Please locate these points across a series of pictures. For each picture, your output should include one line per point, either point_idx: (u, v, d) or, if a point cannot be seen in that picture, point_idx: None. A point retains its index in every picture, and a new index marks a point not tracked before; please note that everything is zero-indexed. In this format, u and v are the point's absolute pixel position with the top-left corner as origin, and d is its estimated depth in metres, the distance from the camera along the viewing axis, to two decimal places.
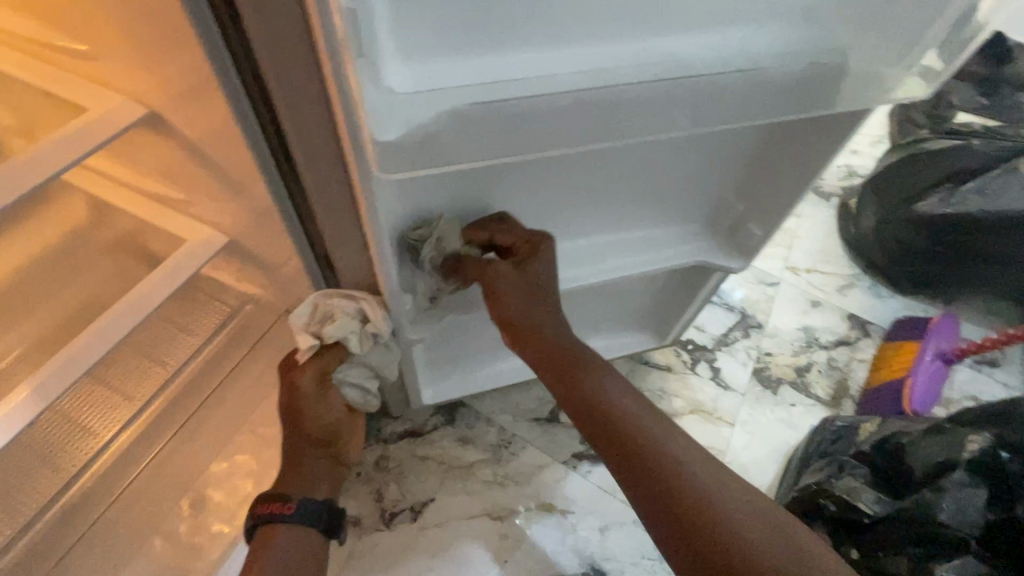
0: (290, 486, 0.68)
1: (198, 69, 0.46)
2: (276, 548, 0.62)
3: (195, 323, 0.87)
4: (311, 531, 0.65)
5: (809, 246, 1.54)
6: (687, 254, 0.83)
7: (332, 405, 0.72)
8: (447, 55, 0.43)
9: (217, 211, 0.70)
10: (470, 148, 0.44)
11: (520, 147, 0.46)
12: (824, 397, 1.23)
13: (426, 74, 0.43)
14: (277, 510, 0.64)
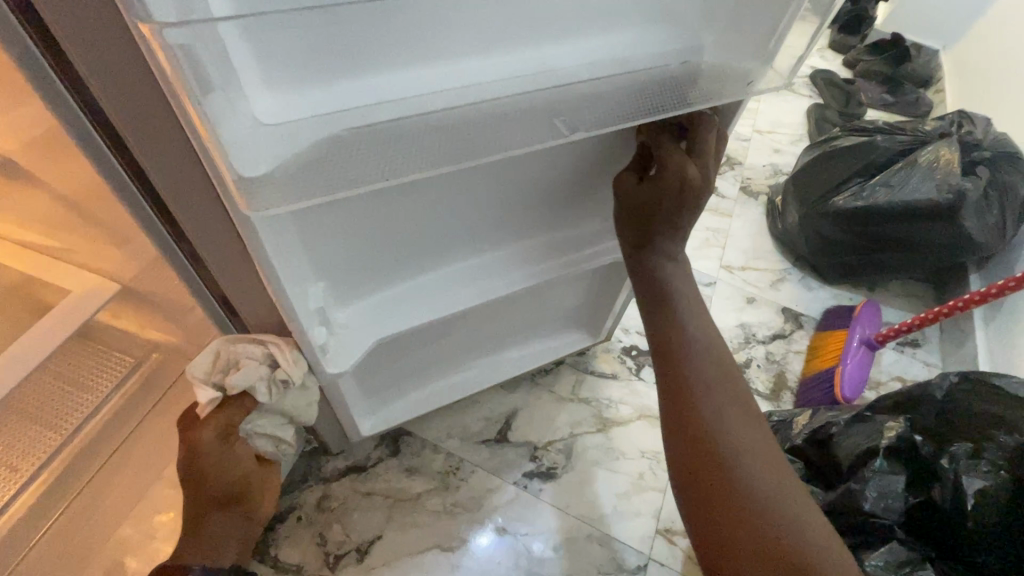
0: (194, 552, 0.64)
1: (40, 109, 0.41)
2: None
3: (93, 379, 0.84)
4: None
5: (742, 244, 1.59)
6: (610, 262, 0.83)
7: (238, 459, 0.66)
8: (314, 82, 0.41)
9: (104, 257, 0.64)
10: (347, 175, 0.42)
11: (401, 170, 0.44)
12: (764, 390, 1.27)
13: (293, 103, 0.41)
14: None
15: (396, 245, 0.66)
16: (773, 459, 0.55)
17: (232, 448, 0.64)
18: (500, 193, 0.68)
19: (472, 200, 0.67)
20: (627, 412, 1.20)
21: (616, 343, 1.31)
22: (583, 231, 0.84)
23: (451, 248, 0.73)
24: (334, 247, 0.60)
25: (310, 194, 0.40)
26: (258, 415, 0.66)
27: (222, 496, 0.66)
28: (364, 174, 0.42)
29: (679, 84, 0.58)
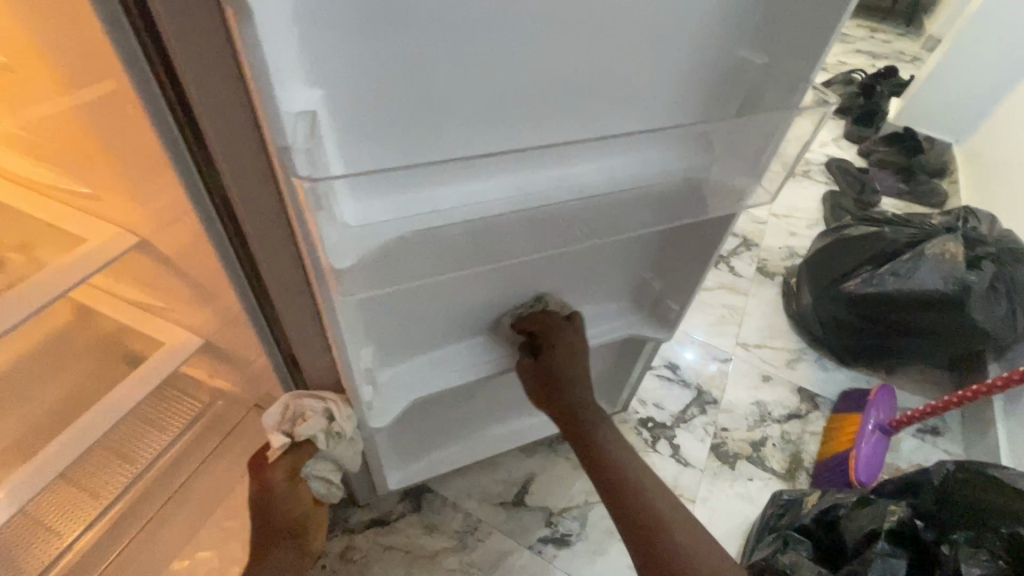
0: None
1: (182, 206, 0.53)
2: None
3: (166, 419, 0.90)
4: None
5: (758, 323, 1.65)
6: (623, 335, 0.90)
7: (301, 498, 0.73)
8: (391, 194, 0.53)
9: (190, 315, 0.75)
10: (410, 270, 0.54)
11: (449, 267, 0.56)
12: (779, 470, 1.29)
13: (372, 210, 0.53)
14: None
15: (436, 319, 0.76)
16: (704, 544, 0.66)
17: (296, 489, 0.72)
18: (529, 277, 0.78)
19: (503, 283, 0.77)
20: None
21: (633, 414, 1.36)
22: (604, 310, 0.92)
23: (483, 322, 0.82)
24: (386, 317, 0.70)
25: (382, 283, 0.53)
26: (319, 461, 0.72)
27: (286, 529, 0.73)
28: (423, 269, 0.55)
29: (688, 192, 0.67)
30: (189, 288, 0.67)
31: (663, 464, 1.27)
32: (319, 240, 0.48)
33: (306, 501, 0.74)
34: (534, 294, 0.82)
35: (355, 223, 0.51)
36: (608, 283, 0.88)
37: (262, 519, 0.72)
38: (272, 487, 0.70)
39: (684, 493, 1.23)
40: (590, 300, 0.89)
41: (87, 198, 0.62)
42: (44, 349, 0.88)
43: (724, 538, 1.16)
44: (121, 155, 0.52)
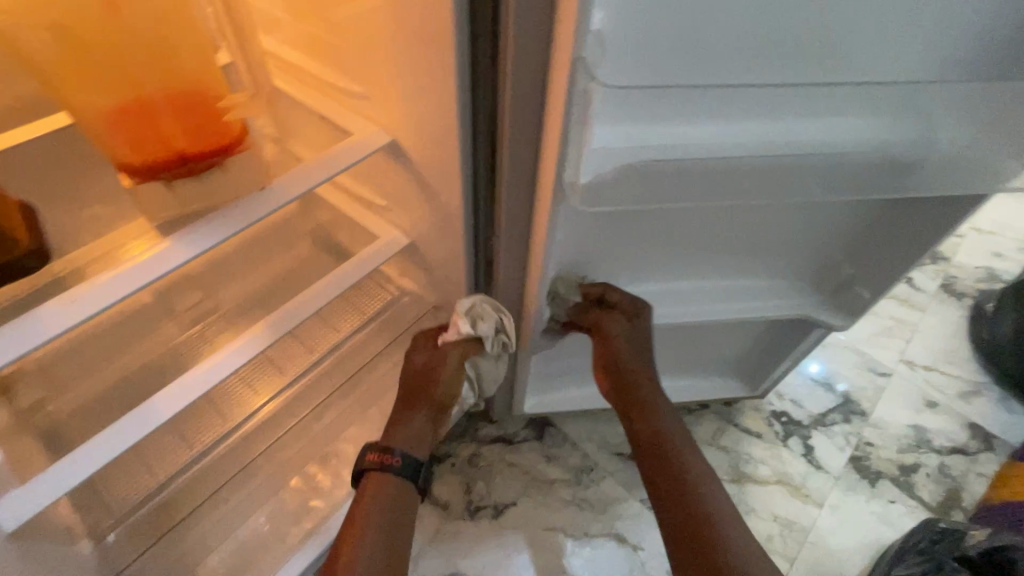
0: (397, 441, 0.79)
1: (446, 104, 0.59)
2: (379, 495, 0.75)
3: (364, 301, 0.96)
4: (409, 482, 0.78)
5: (932, 343, 1.46)
6: (796, 312, 0.86)
7: (450, 388, 0.83)
8: (639, 122, 0.54)
9: (402, 214, 0.84)
10: (634, 195, 0.54)
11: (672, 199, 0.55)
12: (929, 501, 1.17)
13: (619, 134, 0.54)
14: (386, 462, 0.77)
15: (618, 260, 0.78)
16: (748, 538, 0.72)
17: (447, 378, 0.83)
18: (720, 233, 0.76)
19: (692, 235, 0.76)
20: (765, 473, 1.19)
21: (767, 405, 1.30)
22: (781, 284, 0.88)
23: (659, 270, 0.82)
24: (580, 245, 0.74)
25: (626, 201, 0.53)
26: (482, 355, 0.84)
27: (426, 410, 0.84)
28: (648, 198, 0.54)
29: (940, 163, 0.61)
30: (416, 188, 0.76)
31: (793, 462, 1.21)
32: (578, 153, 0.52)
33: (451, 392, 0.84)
34: (717, 254, 0.81)
35: (600, 147, 0.53)
36: (796, 254, 0.83)
37: (411, 394, 0.83)
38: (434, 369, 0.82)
39: (811, 496, 1.16)
40: (770, 270, 0.85)
41: (355, 97, 0.71)
42: (274, 227, 1.04)
43: (851, 551, 1.09)
44: (405, 52, 0.59)
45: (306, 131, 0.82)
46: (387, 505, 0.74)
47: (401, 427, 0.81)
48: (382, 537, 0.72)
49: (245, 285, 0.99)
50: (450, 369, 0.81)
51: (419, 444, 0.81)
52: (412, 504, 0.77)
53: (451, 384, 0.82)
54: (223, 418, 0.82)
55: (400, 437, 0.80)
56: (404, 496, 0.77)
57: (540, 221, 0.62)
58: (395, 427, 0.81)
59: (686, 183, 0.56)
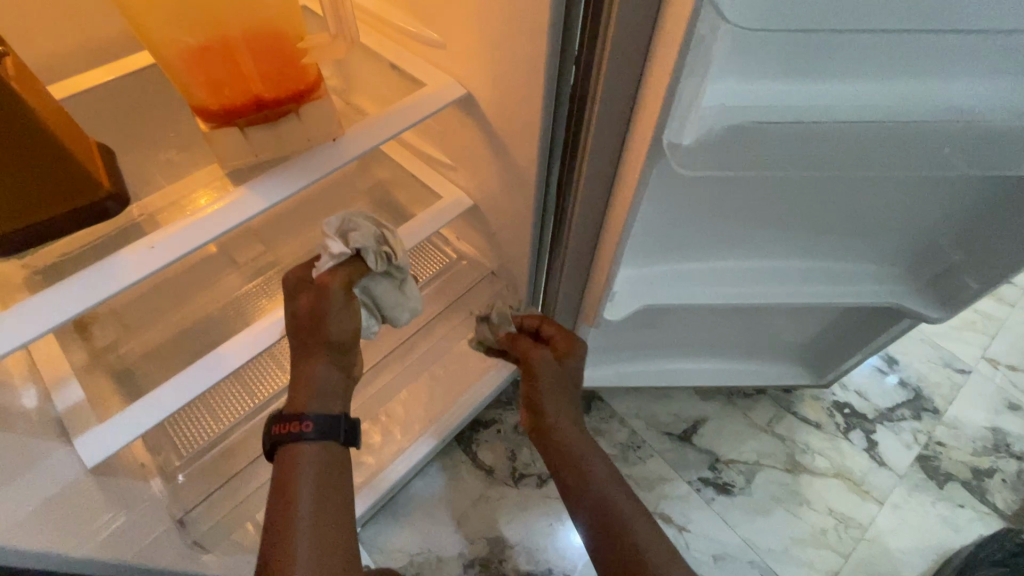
0: (306, 404, 0.62)
1: (534, 52, 0.54)
2: (303, 470, 0.59)
3: (423, 263, 0.96)
4: (335, 443, 0.62)
5: (1019, 341, 1.34)
6: (885, 299, 0.78)
7: (356, 320, 0.66)
8: (759, 76, 0.48)
9: (468, 174, 0.81)
10: (742, 160, 0.48)
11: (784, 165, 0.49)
12: (1003, 509, 1.09)
13: (733, 91, 0.49)
14: (294, 431, 0.60)
15: (696, 233, 0.73)
16: None
17: (350, 307, 0.65)
18: (815, 208, 0.69)
19: (782, 210, 0.70)
20: (822, 464, 1.14)
21: (828, 395, 1.23)
22: (868, 268, 0.80)
23: (738, 246, 0.76)
24: (659, 216, 0.68)
25: (731, 166, 0.48)
26: (373, 278, 0.69)
27: (343, 349, 0.66)
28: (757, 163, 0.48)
29: None
30: (488, 147, 0.72)
31: (854, 456, 1.15)
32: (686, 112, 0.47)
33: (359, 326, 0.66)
34: (805, 232, 0.74)
35: (712, 104, 0.48)
36: (895, 236, 0.76)
37: (302, 330, 0.64)
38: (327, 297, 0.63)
39: (872, 493, 1.10)
40: (861, 251, 0.78)
41: (431, 46, 0.67)
42: (333, 182, 1.03)
43: (912, 553, 1.04)
44: None
45: (374, 83, 0.78)
46: (315, 478, 0.59)
47: (303, 384, 0.63)
48: (315, 513, 0.57)
49: (306, 240, 0.99)
50: (336, 301, 0.63)
51: (337, 399, 0.65)
52: (347, 467, 0.62)
53: (345, 320, 0.65)
54: (285, 369, 0.84)
55: (304, 397, 0.62)
56: (335, 460, 0.61)
57: (626, 189, 0.57)
58: (296, 386, 0.63)
59: (802, 149, 0.49)
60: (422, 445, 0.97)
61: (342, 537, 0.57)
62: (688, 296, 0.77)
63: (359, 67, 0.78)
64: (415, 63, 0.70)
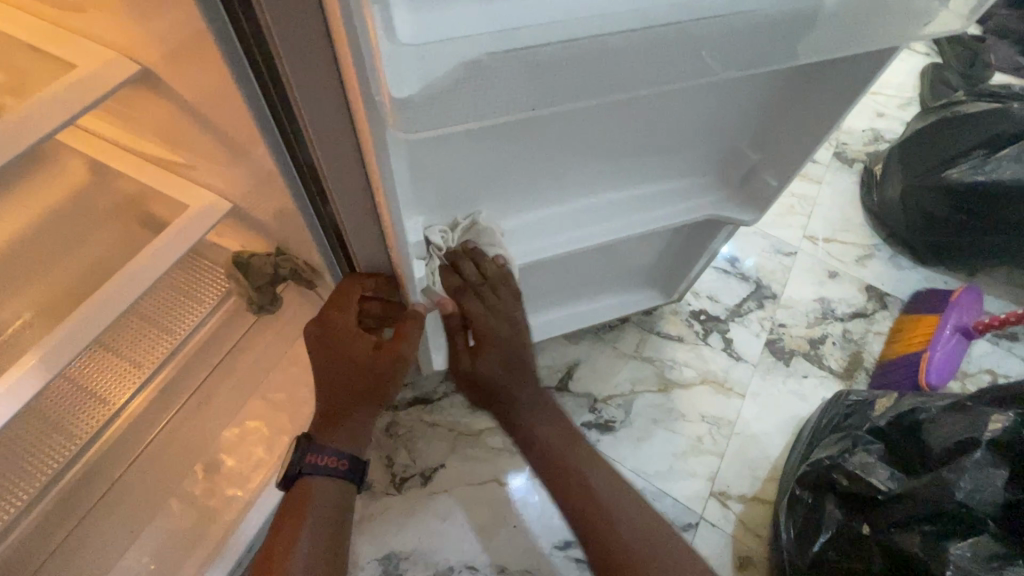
0: (337, 440, 0.68)
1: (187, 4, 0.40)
2: (313, 507, 0.64)
3: (201, 290, 0.77)
4: (351, 488, 0.69)
5: (829, 214, 1.48)
6: (700, 214, 0.76)
7: (380, 367, 0.68)
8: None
9: (210, 171, 0.64)
10: (465, 108, 0.38)
11: (505, 106, 0.40)
12: (836, 368, 1.22)
13: (430, 21, 0.39)
14: (330, 466, 0.66)
15: (495, 184, 0.64)
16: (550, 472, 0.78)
17: (354, 359, 0.68)
18: (611, 132, 0.63)
19: (577, 142, 0.63)
20: (689, 374, 1.18)
21: (685, 306, 1.28)
22: (681, 185, 0.77)
23: (546, 194, 0.69)
24: (440, 174, 0.59)
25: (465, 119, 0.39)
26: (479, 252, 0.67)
27: (369, 398, 0.69)
28: (483, 108, 0.39)
29: (847, 7, 0.48)
30: (209, 135, 0.56)
31: (714, 357, 1.21)
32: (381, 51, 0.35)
33: (386, 370, 0.69)
34: (607, 162, 0.68)
35: (415, 41, 0.38)
36: (698, 147, 0.72)
37: (342, 391, 0.69)
38: (350, 353, 0.68)
39: (734, 388, 1.18)
40: (668, 169, 0.74)
41: (70, 10, 0.48)
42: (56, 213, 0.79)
43: (773, 431, 1.13)
44: None
45: (29, 70, 0.57)
46: (327, 519, 0.64)
47: (338, 424, 0.69)
48: (320, 545, 0.63)
49: (34, 294, 0.75)
50: (365, 351, 0.68)
51: (361, 438, 0.71)
52: (351, 508, 0.68)
53: (372, 370, 0.68)
54: (22, 476, 0.63)
55: (341, 432, 0.69)
56: (346, 505, 0.67)
57: (369, 156, 0.46)
58: (334, 419, 0.69)
59: (548, 77, 0.40)
60: (255, 514, 0.75)
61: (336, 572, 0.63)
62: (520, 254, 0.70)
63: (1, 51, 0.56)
64: (65, 42, 0.50)
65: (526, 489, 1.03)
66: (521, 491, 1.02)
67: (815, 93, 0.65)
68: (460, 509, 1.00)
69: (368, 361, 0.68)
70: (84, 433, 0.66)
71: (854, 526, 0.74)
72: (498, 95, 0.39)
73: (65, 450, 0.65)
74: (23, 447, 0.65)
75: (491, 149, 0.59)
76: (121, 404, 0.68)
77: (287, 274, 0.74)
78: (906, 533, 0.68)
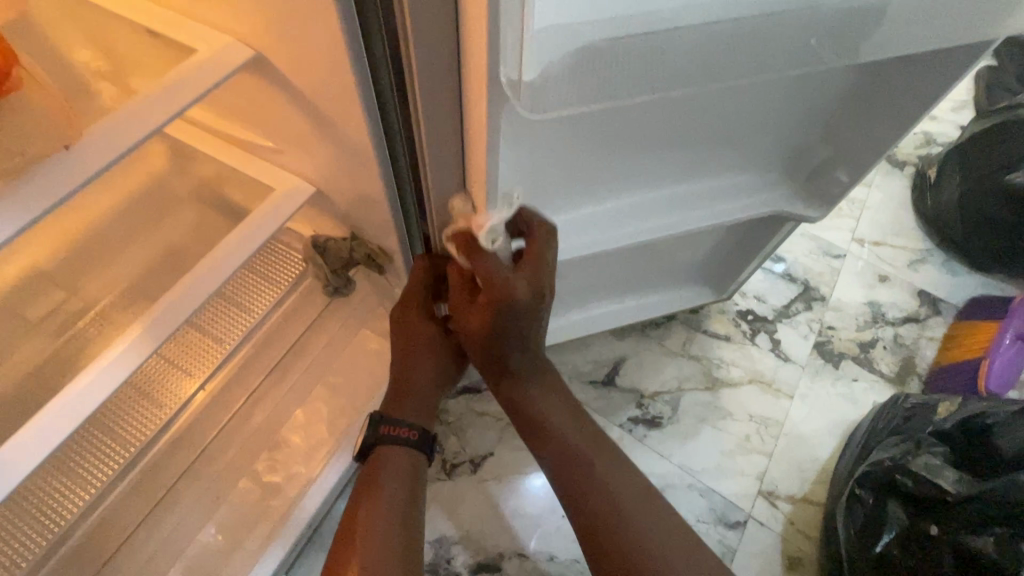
0: (408, 412, 0.71)
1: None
2: (389, 471, 0.67)
3: (277, 272, 0.79)
4: (421, 459, 0.71)
5: (879, 218, 1.45)
6: (770, 209, 0.76)
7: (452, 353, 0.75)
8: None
9: (298, 156, 0.66)
10: (587, 94, 0.40)
11: (624, 92, 0.41)
12: (887, 373, 1.20)
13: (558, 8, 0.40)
14: (402, 436, 0.69)
15: (572, 171, 0.65)
16: (581, 480, 0.71)
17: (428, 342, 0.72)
18: (686, 124, 0.64)
19: (652, 135, 0.64)
20: (737, 373, 1.18)
21: (732, 306, 1.27)
22: (748, 180, 0.77)
23: (616, 185, 0.71)
24: (522, 160, 0.60)
25: (590, 100, 0.41)
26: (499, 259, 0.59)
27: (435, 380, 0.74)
28: (605, 91, 0.41)
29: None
30: (307, 120, 0.58)
31: (762, 358, 1.20)
32: (515, 38, 0.37)
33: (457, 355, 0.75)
34: (680, 151, 0.69)
35: (543, 25, 0.40)
36: (769, 139, 0.72)
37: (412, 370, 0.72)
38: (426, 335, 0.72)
39: (782, 389, 1.17)
40: (736, 162, 0.74)
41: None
42: (139, 194, 0.82)
43: (822, 434, 1.12)
44: None
45: (140, 57, 0.60)
46: (401, 484, 0.67)
47: (408, 401, 0.72)
48: (397, 508, 0.65)
49: (120, 273, 0.79)
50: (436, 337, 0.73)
51: (428, 417, 0.73)
52: (423, 476, 0.70)
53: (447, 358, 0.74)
54: (113, 443, 0.66)
55: (410, 406, 0.72)
56: (419, 473, 0.70)
57: (474, 139, 0.48)
58: (404, 395, 0.72)
59: (667, 61, 0.41)
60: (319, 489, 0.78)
61: (410, 534, 0.65)
62: (777, 202, 0.77)
63: (115, 36, 0.59)
64: (183, 29, 0.54)
65: None
66: None
67: (894, 86, 0.65)
68: (507, 495, 1.02)
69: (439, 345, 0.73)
70: (171, 404, 0.69)
71: (920, 528, 0.73)
72: (620, 81, 0.41)
73: (153, 419, 0.68)
74: (116, 414, 0.68)
75: (573, 136, 0.60)
76: (205, 378, 0.71)
77: (361, 258, 0.76)
78: (978, 535, 0.68)
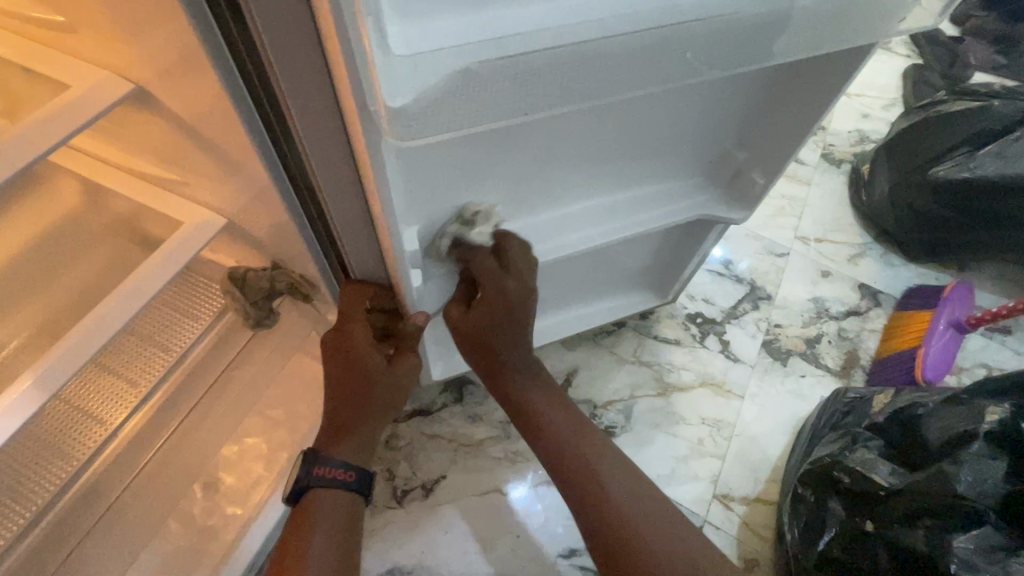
0: (343, 454, 0.69)
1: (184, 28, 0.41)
2: (322, 519, 0.64)
3: (197, 307, 0.77)
4: (358, 500, 0.69)
5: (819, 215, 1.49)
6: (692, 215, 0.77)
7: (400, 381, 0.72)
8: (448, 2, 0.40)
9: (205, 189, 0.64)
10: (456, 115, 0.39)
11: (499, 114, 0.40)
12: (834, 367, 1.23)
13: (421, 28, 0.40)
14: (338, 480, 0.67)
15: (488, 190, 0.65)
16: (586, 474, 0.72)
17: (371, 372, 0.69)
18: (598, 137, 0.64)
19: (564, 150, 0.64)
20: (688, 377, 1.19)
21: (681, 310, 1.28)
22: (671, 188, 0.78)
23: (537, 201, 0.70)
24: (432, 183, 0.59)
25: (456, 125, 0.39)
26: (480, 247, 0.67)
27: (378, 411, 0.71)
28: (476, 115, 0.40)
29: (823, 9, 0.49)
30: (204, 153, 0.56)
31: (711, 360, 1.22)
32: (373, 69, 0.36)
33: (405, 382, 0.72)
34: (597, 164, 0.69)
35: (404, 47, 0.39)
36: (686, 147, 0.73)
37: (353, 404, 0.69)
38: (370, 366, 0.69)
39: (733, 390, 1.18)
40: (656, 171, 0.75)
41: (64, 32, 0.49)
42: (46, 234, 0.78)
43: (773, 431, 1.13)
44: None
45: (23, 94, 0.57)
46: (337, 529, 0.65)
47: (344, 442, 0.69)
48: (331, 557, 0.63)
49: (25, 317, 0.75)
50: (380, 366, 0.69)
51: (364, 455, 0.71)
52: (360, 516, 0.69)
53: (392, 387, 0.71)
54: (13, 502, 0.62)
55: (346, 448, 0.69)
56: (356, 515, 0.68)
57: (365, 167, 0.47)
58: (340, 435, 0.69)
59: (543, 83, 0.41)
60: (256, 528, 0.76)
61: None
62: (700, 208, 0.78)
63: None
64: (60, 65, 0.51)
65: (530, 498, 1.02)
66: (523, 501, 1.02)
67: (797, 92, 0.67)
68: (462, 519, 0.99)
69: (384, 375, 0.70)
70: (79, 455, 0.65)
71: (858, 524, 0.74)
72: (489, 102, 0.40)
73: (59, 473, 0.64)
74: (18, 470, 0.64)
75: (481, 156, 0.59)
76: (119, 424, 0.68)
77: (283, 288, 0.75)
78: (909, 529, 0.68)
